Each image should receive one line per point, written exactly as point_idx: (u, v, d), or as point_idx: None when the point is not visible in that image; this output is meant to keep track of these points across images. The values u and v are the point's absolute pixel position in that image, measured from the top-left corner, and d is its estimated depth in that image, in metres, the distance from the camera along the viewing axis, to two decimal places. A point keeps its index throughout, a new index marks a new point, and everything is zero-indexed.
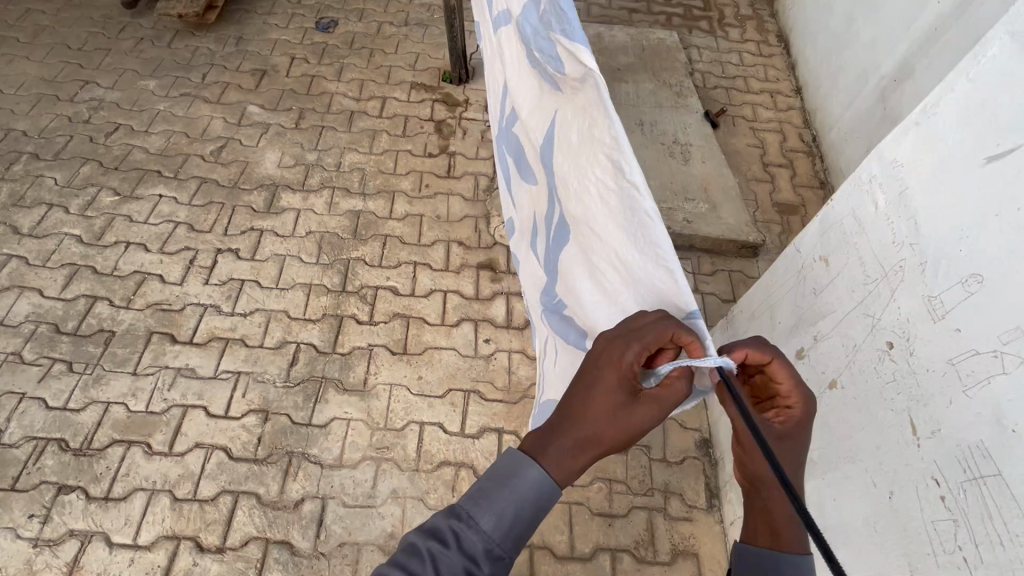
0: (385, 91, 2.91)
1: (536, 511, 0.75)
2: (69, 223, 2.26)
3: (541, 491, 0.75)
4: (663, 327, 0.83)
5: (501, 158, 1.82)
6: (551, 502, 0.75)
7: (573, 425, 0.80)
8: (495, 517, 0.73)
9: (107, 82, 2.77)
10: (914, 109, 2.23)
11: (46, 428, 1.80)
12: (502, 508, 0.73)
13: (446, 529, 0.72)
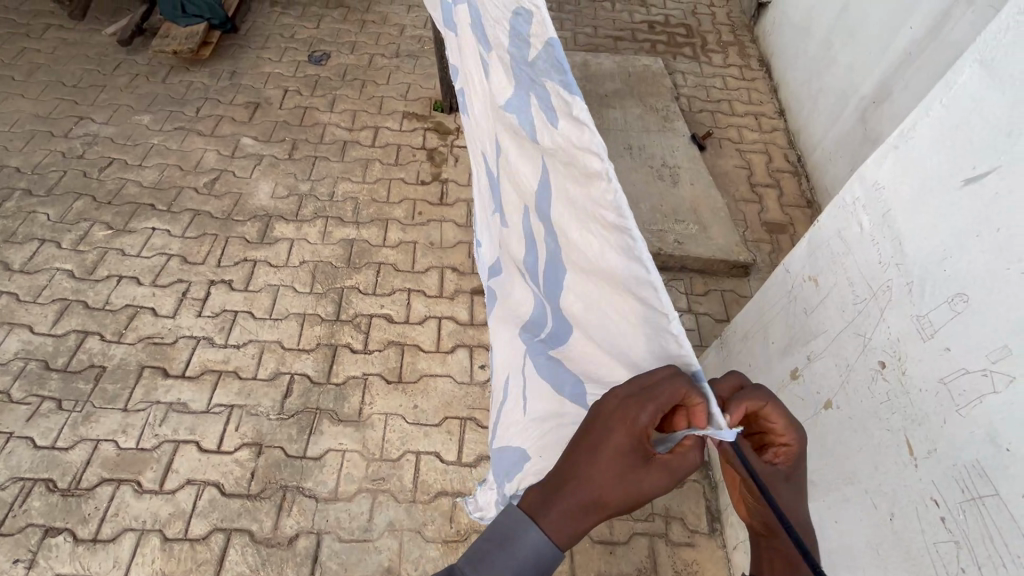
0: (377, 121, 2.96)
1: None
2: (61, 258, 2.25)
3: (541, 554, 0.73)
4: (681, 387, 0.72)
5: (483, 192, 1.82)
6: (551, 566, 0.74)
7: (576, 487, 0.75)
8: None
9: (102, 118, 2.80)
10: (894, 129, 2.29)
11: (33, 468, 1.76)
12: (502, 570, 0.72)
13: None
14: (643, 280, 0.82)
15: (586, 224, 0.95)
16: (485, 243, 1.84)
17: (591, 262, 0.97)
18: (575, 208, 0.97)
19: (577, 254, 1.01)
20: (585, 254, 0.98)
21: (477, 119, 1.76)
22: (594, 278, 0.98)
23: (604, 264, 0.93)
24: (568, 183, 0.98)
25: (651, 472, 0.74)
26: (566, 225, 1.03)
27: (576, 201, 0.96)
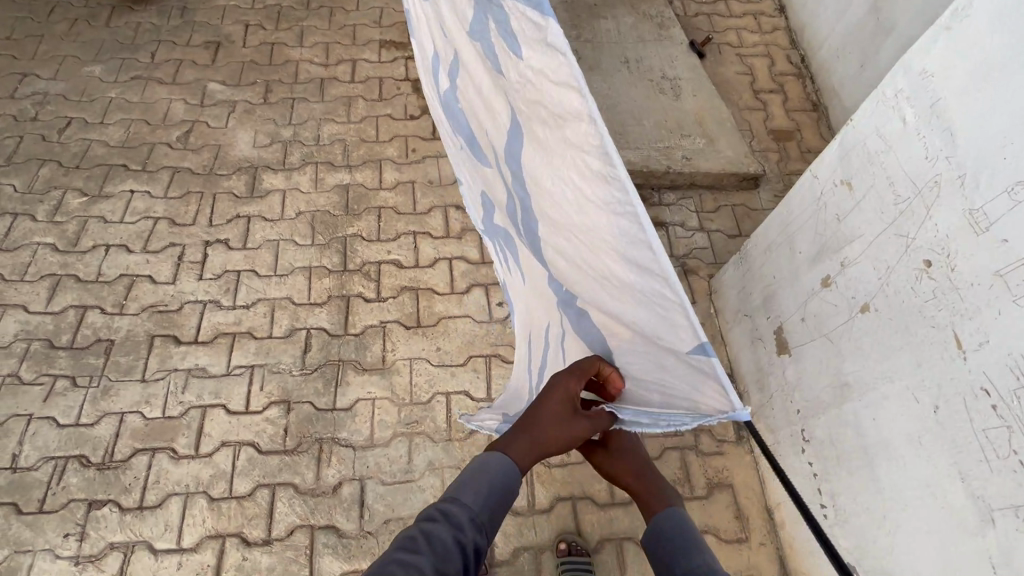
0: (352, 53, 2.73)
1: (503, 492, 0.93)
2: (40, 232, 2.11)
3: (504, 475, 0.94)
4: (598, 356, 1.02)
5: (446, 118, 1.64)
6: (515, 482, 0.95)
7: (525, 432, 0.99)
8: (474, 492, 0.90)
9: (47, 73, 2.53)
10: (910, 17, 2.16)
11: (62, 447, 1.73)
12: (476, 485, 0.92)
13: (435, 512, 0.86)
14: (649, 260, 0.80)
15: (576, 197, 0.90)
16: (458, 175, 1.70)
17: (585, 234, 0.93)
18: (564, 181, 0.92)
19: (568, 223, 0.97)
20: (578, 227, 0.95)
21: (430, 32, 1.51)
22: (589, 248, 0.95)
23: (599, 239, 0.89)
24: (556, 156, 0.92)
25: (580, 420, 0.97)
26: (554, 196, 0.97)
27: (566, 176, 0.91)
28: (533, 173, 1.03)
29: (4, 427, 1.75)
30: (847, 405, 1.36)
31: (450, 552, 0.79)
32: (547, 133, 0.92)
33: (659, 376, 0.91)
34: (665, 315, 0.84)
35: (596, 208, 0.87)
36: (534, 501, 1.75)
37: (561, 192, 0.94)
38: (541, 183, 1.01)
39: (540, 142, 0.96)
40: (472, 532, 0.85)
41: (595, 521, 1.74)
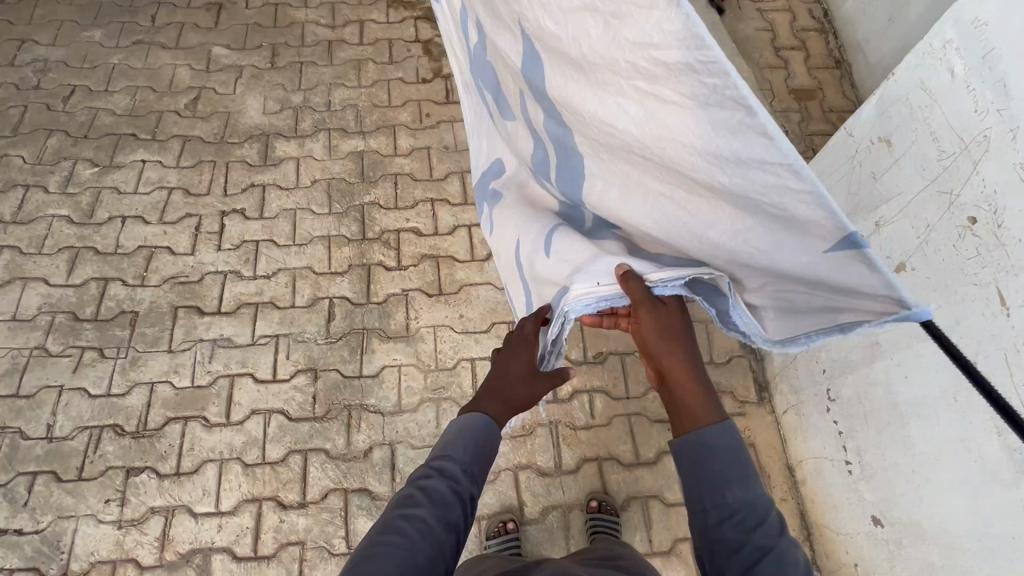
0: (360, 14, 2.64)
1: (487, 446, 1.10)
2: (54, 204, 2.08)
3: (488, 429, 1.11)
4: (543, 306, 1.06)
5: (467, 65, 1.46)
6: (496, 436, 1.12)
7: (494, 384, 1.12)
8: (463, 448, 1.08)
9: (46, 38, 2.44)
10: None
11: (96, 417, 1.76)
12: (464, 441, 1.08)
13: (430, 468, 1.05)
14: (760, 150, 0.57)
15: (645, 98, 0.69)
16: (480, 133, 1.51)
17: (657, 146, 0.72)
18: (624, 83, 0.71)
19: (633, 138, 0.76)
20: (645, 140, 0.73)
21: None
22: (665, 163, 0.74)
23: (677, 148, 0.68)
24: (605, 53, 0.70)
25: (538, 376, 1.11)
26: (611, 106, 0.76)
27: (625, 74, 0.69)
28: (578, 86, 0.82)
29: (36, 399, 1.77)
30: (879, 364, 1.38)
31: (447, 501, 1.00)
32: (592, 26, 0.71)
33: (804, 286, 0.72)
34: (793, 218, 0.61)
35: (671, 106, 0.65)
36: (561, 462, 1.79)
37: (622, 98, 0.73)
38: (591, 96, 0.80)
39: (579, 41, 0.75)
40: (466, 481, 1.05)
41: (620, 480, 1.78)
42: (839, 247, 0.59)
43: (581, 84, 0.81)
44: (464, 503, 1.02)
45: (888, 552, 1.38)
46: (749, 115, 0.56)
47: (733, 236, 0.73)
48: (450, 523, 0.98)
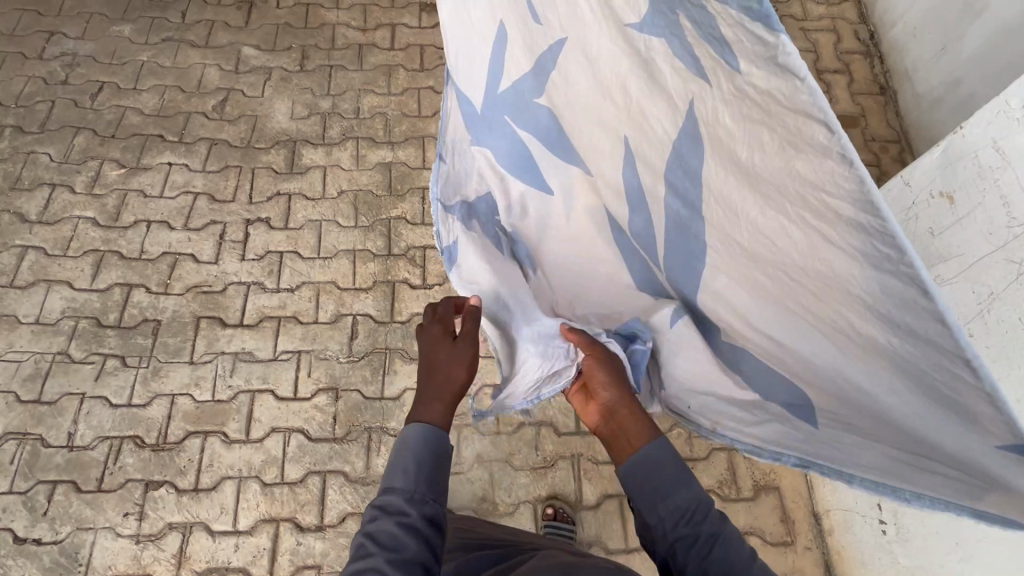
0: (392, 17, 2.58)
1: (434, 455, 0.95)
2: (80, 205, 2.06)
3: (428, 434, 0.97)
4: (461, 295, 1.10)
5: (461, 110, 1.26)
6: (438, 439, 0.97)
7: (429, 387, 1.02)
8: (403, 475, 0.92)
9: (75, 31, 2.41)
10: None
11: (116, 427, 1.75)
12: (405, 463, 0.93)
13: (373, 512, 0.90)
14: (934, 326, 0.53)
15: (811, 228, 0.62)
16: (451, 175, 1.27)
17: (809, 275, 0.65)
18: (790, 203, 0.63)
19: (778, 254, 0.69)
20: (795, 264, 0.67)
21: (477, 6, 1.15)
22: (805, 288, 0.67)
23: (834, 284, 0.62)
24: (778, 169, 0.63)
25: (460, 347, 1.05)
26: (764, 217, 0.68)
27: (794, 198, 0.62)
28: (728, 181, 0.72)
29: (57, 406, 1.76)
30: None
31: (397, 541, 0.85)
32: (771, 139, 0.63)
33: (912, 469, 0.66)
34: (947, 399, 0.57)
35: (846, 250, 0.58)
36: (582, 497, 1.76)
37: (779, 214, 0.66)
38: (743, 197, 0.70)
39: (749, 147, 0.66)
40: (416, 509, 0.89)
41: None
42: (1010, 447, 0.53)
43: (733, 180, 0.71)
44: (420, 535, 0.87)
45: None
46: (930, 294, 0.52)
47: (855, 379, 0.67)
48: (408, 562, 0.83)
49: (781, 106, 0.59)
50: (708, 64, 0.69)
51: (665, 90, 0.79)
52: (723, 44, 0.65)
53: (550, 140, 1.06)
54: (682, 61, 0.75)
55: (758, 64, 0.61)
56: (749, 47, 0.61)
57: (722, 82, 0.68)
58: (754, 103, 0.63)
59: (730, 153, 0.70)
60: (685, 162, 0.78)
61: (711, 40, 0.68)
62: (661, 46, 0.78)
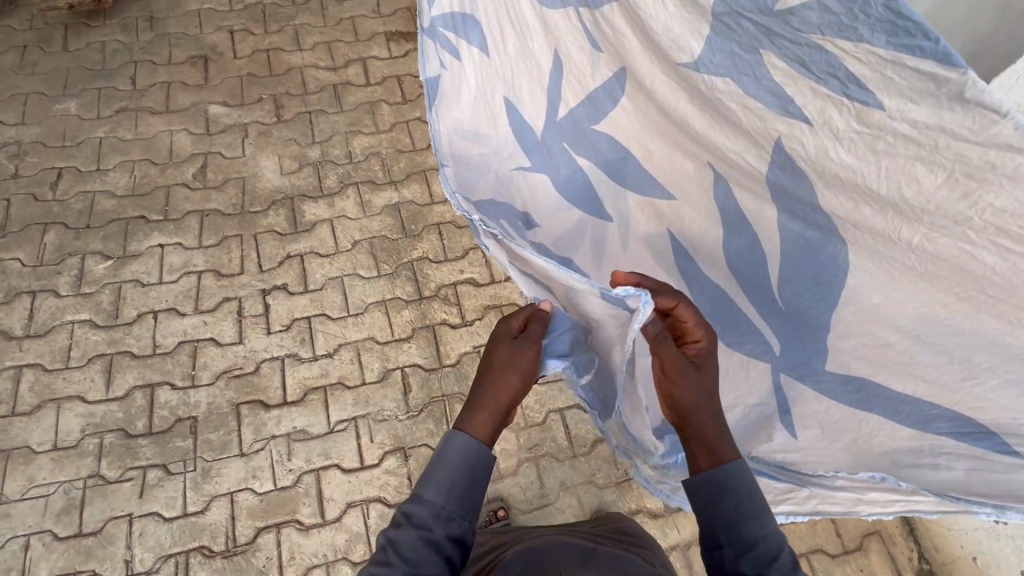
0: (359, 51, 2.48)
1: (470, 470, 0.90)
2: (70, 309, 1.86)
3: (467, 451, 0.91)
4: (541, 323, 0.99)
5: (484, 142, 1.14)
6: (479, 459, 0.91)
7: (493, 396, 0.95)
8: (436, 488, 0.88)
9: (13, 116, 2.16)
10: None
11: (178, 542, 1.61)
12: (439, 478, 0.89)
13: (399, 514, 0.88)
14: None
15: (990, 250, 0.57)
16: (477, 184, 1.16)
17: (945, 310, 0.65)
18: (955, 227, 0.58)
19: (903, 289, 0.68)
20: (926, 298, 0.67)
21: (518, 29, 1.04)
22: (947, 324, 0.66)
23: (976, 314, 0.63)
24: (948, 197, 0.56)
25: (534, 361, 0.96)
26: (892, 255, 0.67)
27: (962, 224, 0.57)
28: (860, 210, 0.66)
29: (104, 534, 1.60)
30: None
31: (417, 559, 0.83)
32: (926, 172, 0.57)
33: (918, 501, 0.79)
34: None
35: (1007, 271, 0.57)
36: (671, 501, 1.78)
37: (937, 242, 0.61)
38: (870, 218, 0.66)
39: (887, 177, 0.60)
40: (441, 526, 0.87)
41: None
42: None
43: (852, 204, 0.67)
44: (443, 554, 0.85)
45: (1014, 548, 1.48)
46: None
47: (999, 414, 0.67)
48: None
49: (958, 138, 0.52)
50: (807, 102, 0.64)
51: (734, 125, 0.75)
52: (851, 82, 0.58)
53: (610, 163, 1.00)
54: (758, 99, 0.69)
55: (918, 97, 0.53)
56: (900, 85, 0.54)
57: (840, 115, 0.62)
58: (895, 138, 0.57)
59: (859, 181, 0.64)
60: (792, 188, 0.73)
61: (828, 78, 0.60)
62: (724, 84, 0.72)
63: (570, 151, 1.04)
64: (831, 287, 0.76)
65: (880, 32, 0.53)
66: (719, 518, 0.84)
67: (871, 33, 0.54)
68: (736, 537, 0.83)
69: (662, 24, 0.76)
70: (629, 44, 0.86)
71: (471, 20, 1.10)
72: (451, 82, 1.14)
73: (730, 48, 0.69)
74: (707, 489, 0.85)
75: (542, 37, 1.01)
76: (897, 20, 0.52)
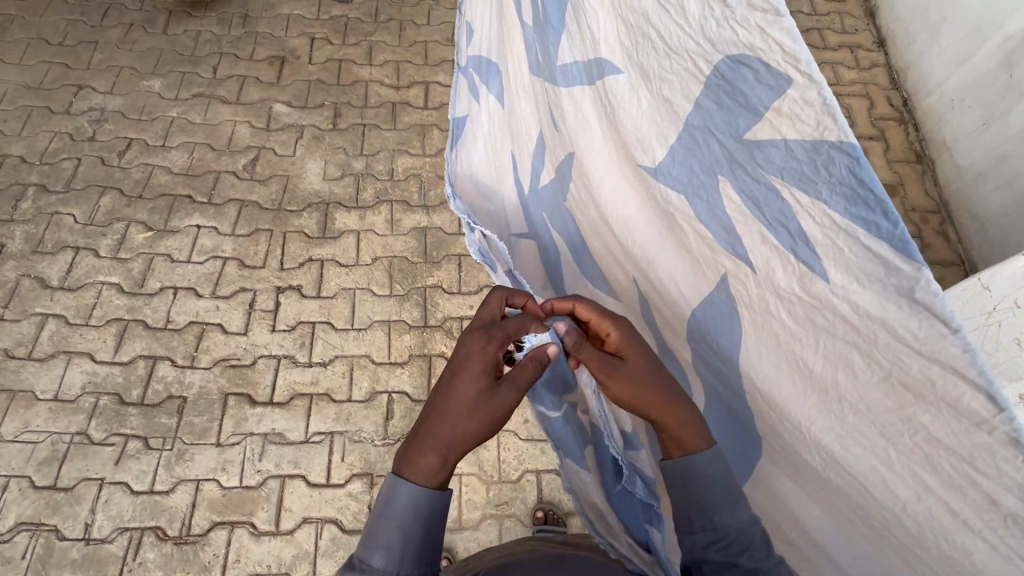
0: (425, 75, 2.55)
1: (424, 521, 0.76)
2: (103, 270, 1.98)
3: (418, 501, 0.76)
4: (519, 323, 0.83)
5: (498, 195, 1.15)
6: (438, 501, 0.77)
7: (439, 428, 0.77)
8: (385, 551, 0.75)
9: (104, 85, 2.36)
10: None
11: (137, 517, 1.64)
12: (387, 538, 0.75)
13: None
14: None
15: (907, 483, 0.51)
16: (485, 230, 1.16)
17: (851, 529, 0.62)
18: (882, 439, 0.51)
19: (808, 491, 0.66)
20: (835, 511, 0.63)
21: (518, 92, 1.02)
22: (855, 547, 0.63)
23: (894, 558, 0.58)
24: (881, 396, 0.49)
25: (501, 394, 0.78)
26: (802, 454, 0.62)
27: (890, 440, 0.50)
28: (783, 383, 0.61)
29: (74, 492, 1.66)
30: None
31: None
32: (864, 364, 0.50)
33: None
34: None
35: (918, 515, 0.51)
36: None
37: (850, 455, 0.55)
38: (785, 394, 0.61)
39: (824, 355, 0.54)
40: None
41: None
42: None
43: (774, 374, 0.62)
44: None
45: None
46: None
47: None
48: None
49: (897, 340, 0.44)
50: (754, 245, 0.57)
51: (684, 250, 0.71)
52: (801, 239, 0.50)
53: (576, 247, 1.00)
54: (708, 227, 0.63)
55: (864, 278, 0.45)
56: (850, 261, 0.46)
57: (784, 272, 0.54)
58: (836, 316, 0.50)
59: (791, 353, 0.58)
60: (715, 338, 0.69)
61: (780, 229, 0.53)
62: (681, 202, 0.66)
63: (549, 226, 1.04)
64: (750, 462, 0.76)
65: (840, 196, 0.45)
66: (690, 505, 0.77)
67: (829, 192, 0.45)
68: (709, 524, 0.77)
69: (632, 123, 0.70)
70: (589, 130, 0.83)
71: (493, 68, 1.09)
72: (474, 133, 1.15)
73: (691, 164, 0.63)
74: (679, 479, 0.77)
75: (528, 104, 0.99)
76: (856, 186, 0.43)
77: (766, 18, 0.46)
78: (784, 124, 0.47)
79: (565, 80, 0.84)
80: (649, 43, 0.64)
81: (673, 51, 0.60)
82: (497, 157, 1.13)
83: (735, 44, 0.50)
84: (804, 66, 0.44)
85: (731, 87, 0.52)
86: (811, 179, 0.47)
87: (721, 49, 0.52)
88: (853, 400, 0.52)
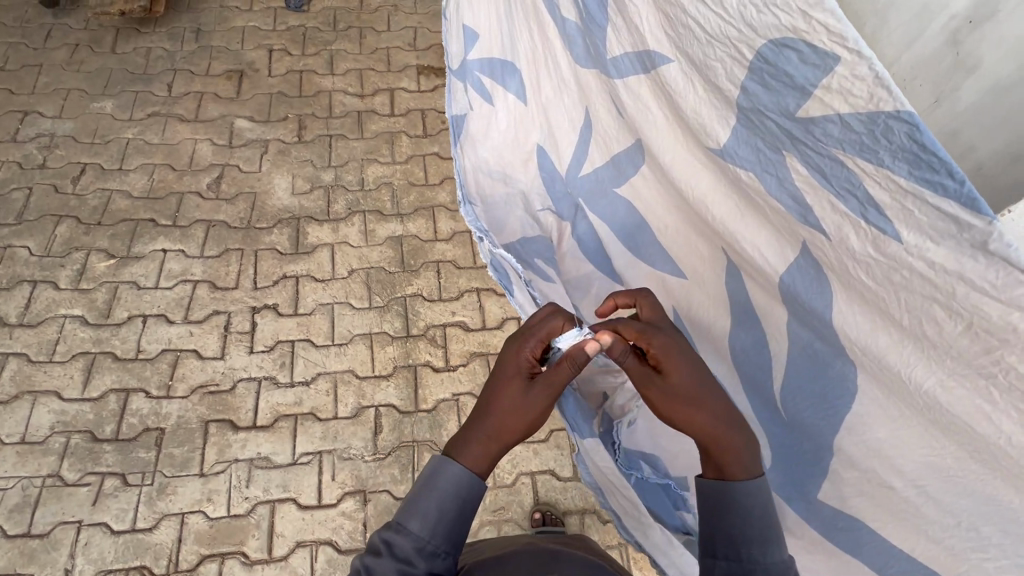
0: (389, 81, 2.51)
1: (460, 503, 0.83)
2: (65, 302, 1.89)
3: (460, 483, 0.83)
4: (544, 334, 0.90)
5: (514, 183, 1.21)
6: (474, 490, 0.83)
7: (483, 419, 0.87)
8: (421, 516, 0.82)
9: (51, 109, 2.26)
10: None
11: (120, 558, 1.57)
12: (426, 507, 0.82)
13: (380, 540, 0.82)
14: None
15: (1009, 416, 0.51)
16: (494, 217, 1.24)
17: (959, 465, 0.59)
18: (981, 380, 0.52)
19: (911, 433, 0.63)
20: (936, 447, 0.61)
21: (558, 83, 1.08)
22: (961, 482, 0.59)
23: (999, 485, 0.55)
24: (970, 346, 0.51)
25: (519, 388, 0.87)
26: (903, 397, 0.62)
27: (986, 377, 0.51)
28: (875, 336, 0.62)
29: (51, 538, 1.58)
30: None
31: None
32: (946, 316, 0.52)
33: None
34: None
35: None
36: None
37: (948, 396, 0.55)
38: (882, 347, 0.61)
39: (909, 310, 0.56)
40: (422, 561, 0.80)
41: None
42: None
43: (869, 328, 0.63)
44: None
45: None
46: None
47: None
48: None
49: (974, 289, 0.47)
50: (826, 214, 0.61)
51: (759, 217, 0.73)
52: (869, 204, 0.54)
53: (629, 231, 1.01)
54: (780, 201, 0.67)
55: (937, 238, 0.49)
56: (920, 221, 0.49)
57: (858, 237, 0.58)
58: (913, 275, 0.53)
59: (881, 307, 0.60)
60: (808, 301, 0.70)
61: (847, 196, 0.57)
62: (750, 177, 0.70)
63: (587, 215, 1.07)
64: (821, 444, 0.75)
65: (902, 161, 0.49)
66: (721, 533, 0.79)
67: (891, 158, 0.49)
68: (734, 553, 0.78)
69: (688, 105, 0.76)
70: (651, 114, 0.86)
71: (508, 68, 1.19)
72: (480, 127, 1.23)
73: (754, 143, 0.67)
74: (711, 503, 0.81)
75: (569, 92, 1.06)
76: (917, 150, 0.47)
77: (809, 2, 0.50)
78: (834, 99, 0.52)
79: (618, 70, 0.89)
80: (689, 33, 0.70)
81: (714, 38, 0.65)
82: (515, 148, 1.20)
83: (779, 28, 0.55)
84: (852, 43, 0.48)
85: (774, 68, 0.58)
86: (892, 142, 0.49)
87: (762, 33, 0.57)
88: (950, 342, 0.53)
